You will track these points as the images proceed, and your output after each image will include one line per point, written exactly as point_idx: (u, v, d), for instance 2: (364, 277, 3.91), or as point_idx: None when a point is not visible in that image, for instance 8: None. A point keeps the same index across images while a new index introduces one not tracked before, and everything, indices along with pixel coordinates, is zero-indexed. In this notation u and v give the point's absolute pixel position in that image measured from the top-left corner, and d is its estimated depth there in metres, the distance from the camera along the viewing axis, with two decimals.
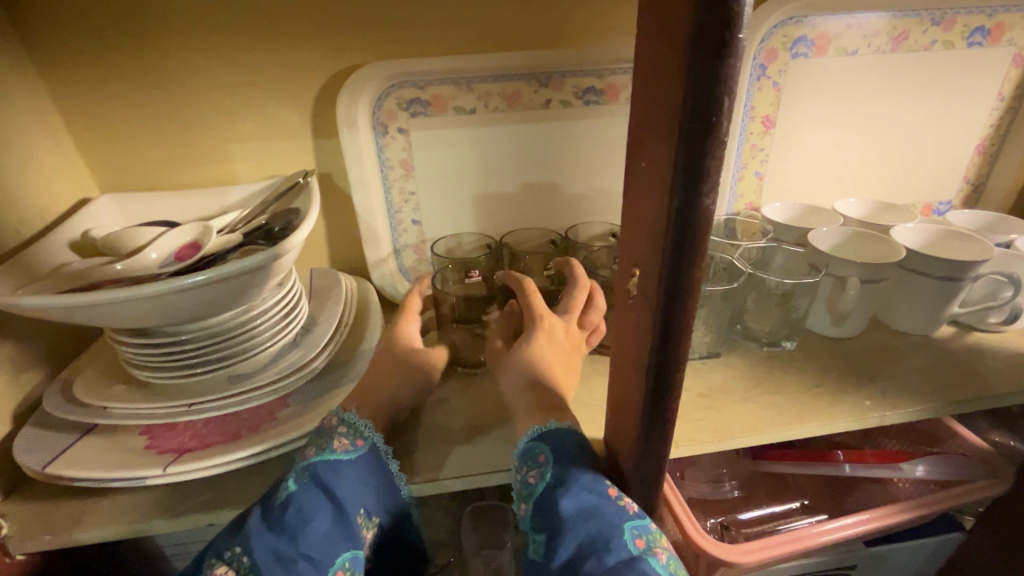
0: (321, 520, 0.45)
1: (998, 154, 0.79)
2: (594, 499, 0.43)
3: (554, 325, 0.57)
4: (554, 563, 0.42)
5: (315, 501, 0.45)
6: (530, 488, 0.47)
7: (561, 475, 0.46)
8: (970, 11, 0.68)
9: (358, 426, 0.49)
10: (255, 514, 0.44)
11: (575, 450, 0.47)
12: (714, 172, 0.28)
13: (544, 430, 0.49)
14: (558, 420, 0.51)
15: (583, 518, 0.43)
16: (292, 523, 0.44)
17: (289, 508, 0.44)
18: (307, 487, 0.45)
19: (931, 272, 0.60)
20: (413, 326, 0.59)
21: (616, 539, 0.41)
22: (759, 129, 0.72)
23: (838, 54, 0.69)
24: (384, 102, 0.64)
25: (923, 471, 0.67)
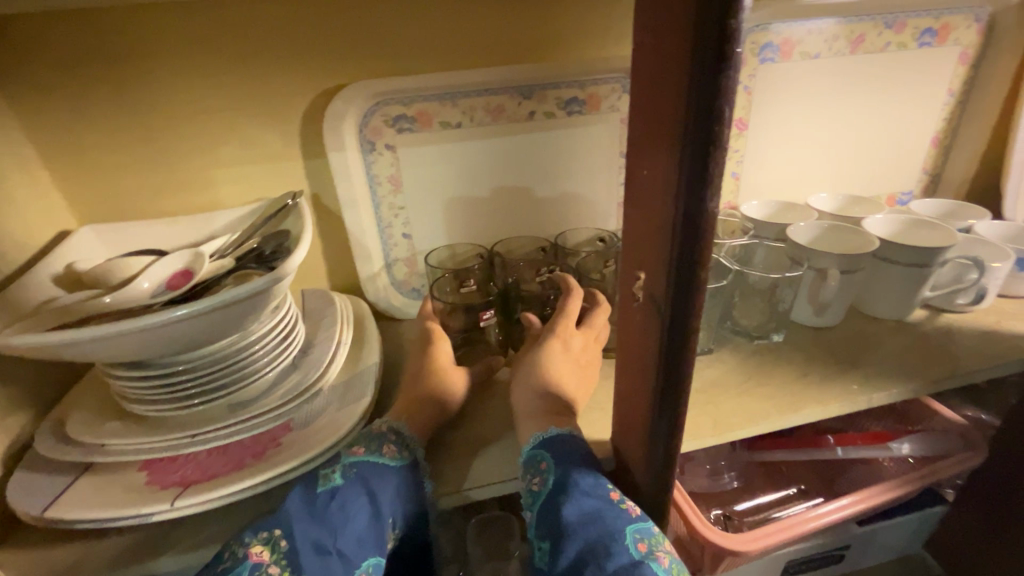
0: (360, 519, 0.45)
1: (951, 145, 0.84)
2: (596, 505, 0.44)
3: (570, 337, 0.60)
4: (557, 569, 0.43)
5: (356, 499, 0.46)
6: (535, 493, 0.48)
7: (563, 480, 0.46)
8: (919, 14, 0.73)
9: (406, 437, 0.52)
10: (297, 501, 0.45)
11: (579, 450, 0.48)
12: (719, 177, 0.29)
13: (547, 437, 0.50)
14: (560, 426, 0.51)
15: (585, 524, 0.43)
16: (333, 516, 0.44)
17: (333, 499, 0.45)
18: (352, 482, 0.46)
19: (900, 260, 0.64)
20: (444, 346, 0.61)
21: (618, 544, 0.42)
22: (734, 131, 0.75)
23: (802, 58, 0.72)
24: (370, 120, 0.64)
25: (908, 448, 0.69)
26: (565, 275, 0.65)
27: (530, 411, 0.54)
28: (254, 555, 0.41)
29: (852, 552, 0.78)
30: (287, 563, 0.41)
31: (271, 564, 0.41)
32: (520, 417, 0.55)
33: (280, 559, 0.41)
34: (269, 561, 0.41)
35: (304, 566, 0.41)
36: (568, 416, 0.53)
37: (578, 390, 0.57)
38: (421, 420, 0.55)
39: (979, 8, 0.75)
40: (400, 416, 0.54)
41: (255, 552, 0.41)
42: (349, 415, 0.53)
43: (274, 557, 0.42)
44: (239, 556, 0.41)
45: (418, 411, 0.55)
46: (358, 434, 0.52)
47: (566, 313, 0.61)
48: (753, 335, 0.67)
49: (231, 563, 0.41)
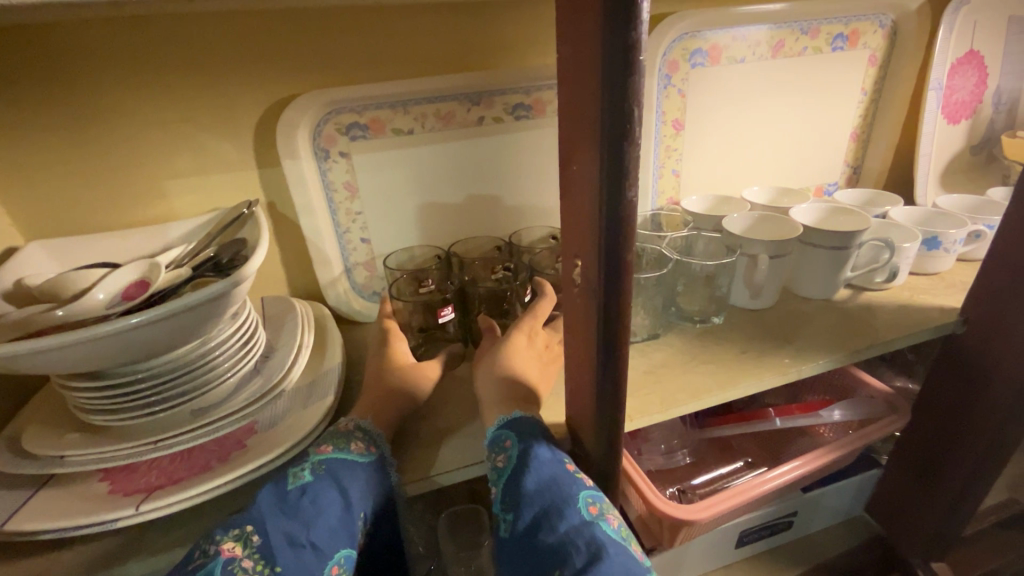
0: (332, 512, 0.47)
1: (868, 139, 0.93)
2: (554, 472, 0.47)
3: (535, 331, 0.64)
4: (517, 534, 0.45)
5: (327, 494, 0.47)
6: (499, 471, 0.50)
7: (525, 454, 0.49)
8: (831, 22, 0.80)
9: (373, 434, 0.54)
10: (267, 498, 0.46)
11: (538, 428, 0.51)
12: (634, 169, 0.33)
13: (510, 418, 0.53)
14: (523, 409, 0.54)
15: (542, 490, 0.46)
16: (304, 509, 0.46)
17: (304, 495, 0.47)
18: (322, 478, 0.48)
19: (825, 244, 0.70)
20: (402, 344, 0.64)
21: (570, 507, 0.45)
22: (672, 131, 0.80)
23: (729, 62, 0.78)
24: (323, 128, 0.66)
25: (839, 414, 0.74)
26: (541, 280, 0.69)
27: (491, 399, 0.57)
28: (226, 551, 0.43)
29: (799, 517, 0.85)
30: (260, 557, 0.43)
31: (244, 559, 0.43)
32: (483, 404, 0.57)
33: (253, 553, 0.43)
34: (242, 556, 0.43)
35: (278, 559, 0.43)
36: (527, 402, 0.56)
37: (542, 379, 0.60)
38: (385, 415, 0.57)
39: (883, 16, 0.83)
40: (364, 412, 0.56)
41: (227, 548, 0.43)
42: (313, 414, 0.55)
43: (247, 552, 0.43)
44: (210, 553, 0.43)
45: (383, 406, 0.57)
46: (325, 432, 0.54)
47: (536, 312, 0.65)
48: (696, 319, 0.72)
49: (203, 560, 0.42)
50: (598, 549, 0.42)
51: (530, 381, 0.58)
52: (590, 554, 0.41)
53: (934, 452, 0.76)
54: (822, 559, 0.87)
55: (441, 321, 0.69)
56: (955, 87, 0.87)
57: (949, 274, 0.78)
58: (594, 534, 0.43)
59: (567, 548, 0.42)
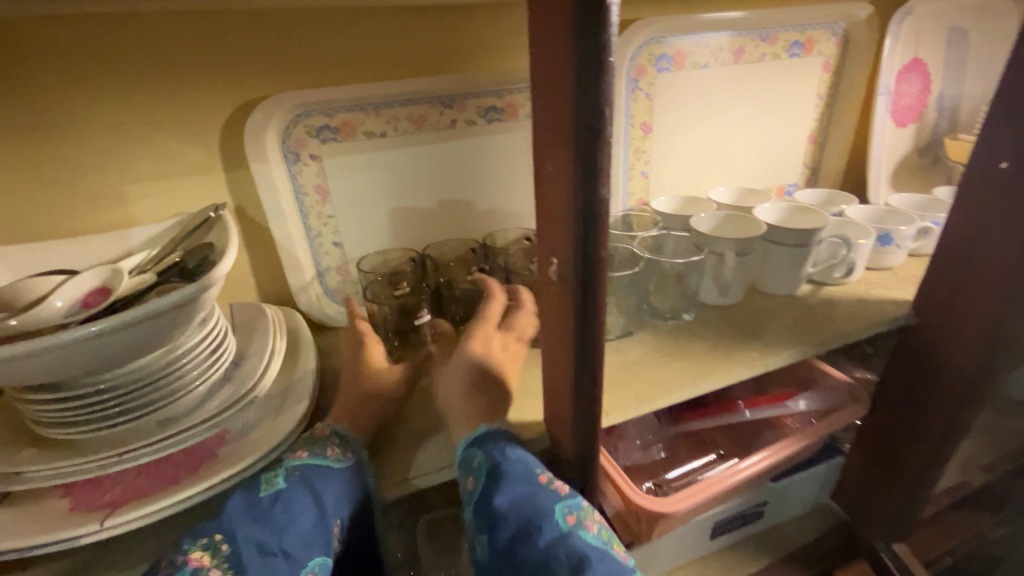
0: (306, 519, 0.46)
1: (825, 142, 0.97)
2: (527, 488, 0.47)
3: (491, 335, 0.63)
4: (496, 553, 0.45)
5: (300, 501, 0.47)
6: (471, 495, 0.50)
7: (495, 473, 0.48)
8: (787, 30, 0.85)
9: (349, 439, 0.53)
10: (238, 504, 0.45)
11: (501, 443, 0.51)
12: (606, 167, 0.34)
13: (477, 436, 0.52)
14: (490, 423, 0.54)
15: (517, 508, 0.46)
16: (277, 517, 0.45)
17: (276, 502, 0.46)
18: (296, 485, 0.47)
19: (786, 241, 0.73)
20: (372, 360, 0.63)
21: (548, 520, 0.45)
22: (640, 134, 0.82)
23: (693, 67, 0.81)
24: (293, 131, 0.65)
25: (803, 404, 0.80)
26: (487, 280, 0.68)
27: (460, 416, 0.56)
28: (194, 560, 0.42)
29: (769, 506, 0.88)
30: (230, 567, 0.42)
31: (213, 569, 0.41)
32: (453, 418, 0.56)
33: (221, 562, 0.42)
34: (211, 566, 0.42)
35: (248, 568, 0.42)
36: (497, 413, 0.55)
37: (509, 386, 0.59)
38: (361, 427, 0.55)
39: (834, 24, 0.87)
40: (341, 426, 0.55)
41: (195, 558, 0.42)
42: (287, 421, 0.54)
43: (216, 562, 0.42)
44: (178, 562, 0.41)
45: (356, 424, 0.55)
46: (303, 438, 0.53)
47: (487, 315, 0.64)
48: (666, 317, 0.74)
49: (170, 570, 0.41)
50: (581, 560, 0.43)
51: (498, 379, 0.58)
52: (573, 565, 0.42)
53: (892, 440, 0.79)
54: (792, 547, 0.90)
55: (417, 323, 0.68)
56: (903, 92, 0.93)
57: (902, 269, 0.82)
58: (575, 545, 0.44)
59: (551, 562, 0.43)
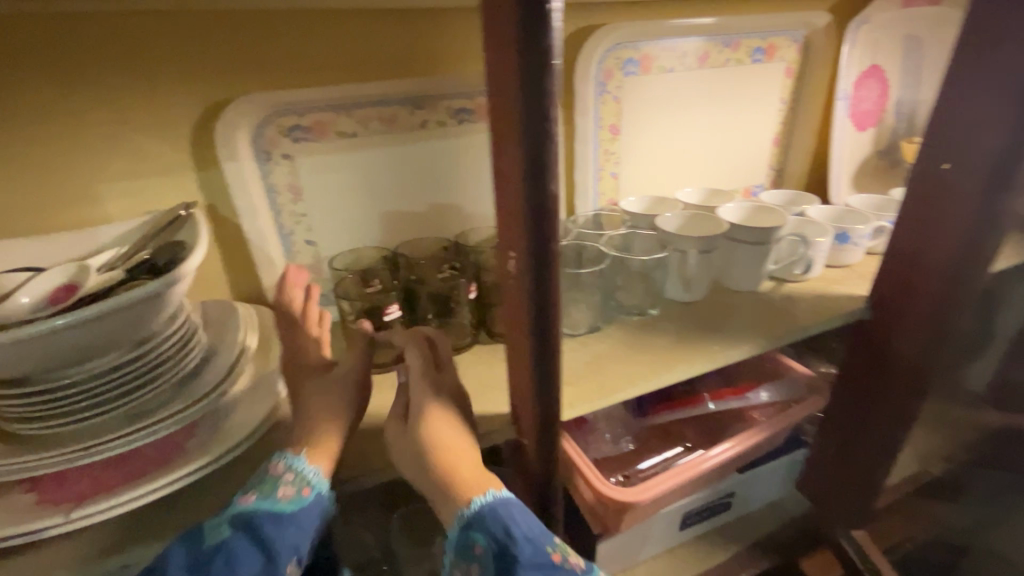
0: (248, 567, 0.48)
1: (789, 144, 1.00)
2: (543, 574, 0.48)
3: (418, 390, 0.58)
4: None
5: (243, 550, 0.48)
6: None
7: (507, 562, 0.48)
8: (750, 36, 0.88)
9: (303, 474, 0.53)
10: (181, 555, 0.47)
11: (503, 524, 0.49)
12: (554, 163, 0.36)
13: (474, 520, 0.49)
14: (482, 493, 0.51)
15: None
16: (217, 569, 0.47)
17: (218, 553, 0.47)
18: (239, 534, 0.48)
19: (747, 239, 0.76)
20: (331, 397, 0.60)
21: None
22: (609, 136, 0.85)
23: (660, 71, 0.84)
24: (265, 130, 0.66)
25: (765, 395, 0.84)
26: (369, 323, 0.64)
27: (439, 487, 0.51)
28: None
29: (736, 497, 0.90)
30: None
31: None
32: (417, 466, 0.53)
33: None
34: None
35: None
36: (477, 479, 0.52)
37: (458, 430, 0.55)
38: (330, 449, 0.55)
39: (796, 31, 0.91)
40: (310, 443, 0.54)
41: None
42: (255, 415, 0.54)
43: None
44: None
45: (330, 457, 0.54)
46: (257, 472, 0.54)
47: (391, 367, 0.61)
48: (633, 313, 0.77)
49: None
50: None
51: (462, 419, 0.56)
52: None
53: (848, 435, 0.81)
54: (757, 538, 0.92)
55: (386, 318, 0.70)
56: (861, 97, 0.97)
57: (860, 266, 0.86)
58: None
59: None
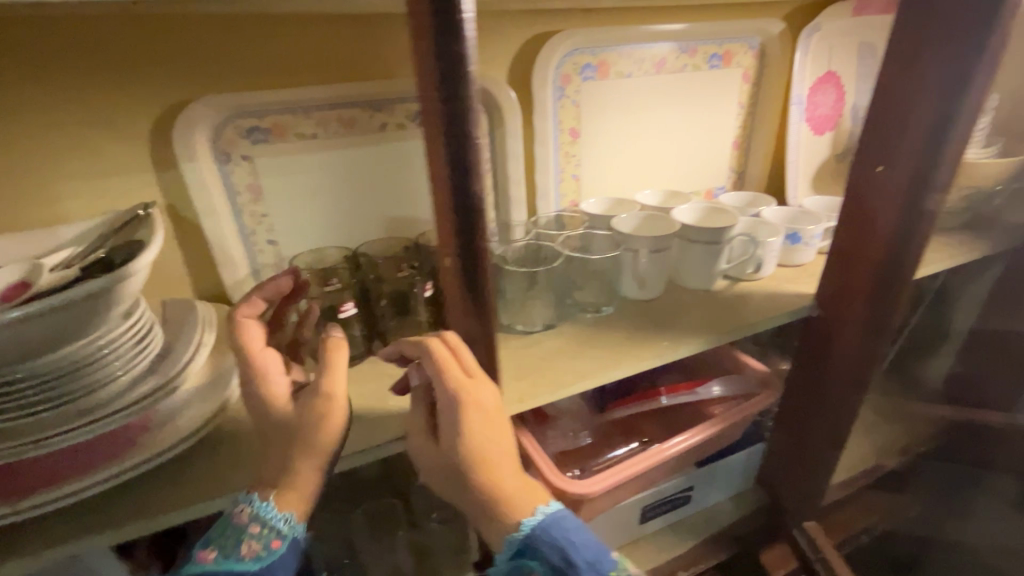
0: None
1: (749, 147, 1.03)
2: None
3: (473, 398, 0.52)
4: None
5: None
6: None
7: None
8: (705, 43, 0.91)
9: (269, 526, 0.50)
10: None
11: (558, 552, 0.50)
12: (476, 162, 0.39)
13: (522, 545, 0.51)
14: (529, 514, 0.51)
15: None
16: None
17: None
18: None
19: (700, 239, 0.78)
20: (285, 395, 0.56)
21: None
22: (569, 139, 0.87)
23: (617, 76, 0.86)
24: (223, 132, 0.67)
25: (717, 389, 0.84)
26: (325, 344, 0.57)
27: (477, 506, 0.52)
28: None
29: (696, 491, 0.92)
30: None
31: None
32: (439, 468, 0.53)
33: None
34: None
35: None
36: (518, 501, 0.51)
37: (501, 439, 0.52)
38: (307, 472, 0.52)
39: (751, 39, 0.94)
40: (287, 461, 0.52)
41: None
42: (204, 410, 0.57)
43: None
44: None
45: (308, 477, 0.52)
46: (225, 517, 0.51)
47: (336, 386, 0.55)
48: (589, 310, 0.79)
49: None
50: None
51: (499, 428, 0.52)
52: None
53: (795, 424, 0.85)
54: (718, 529, 0.94)
55: (343, 316, 0.70)
56: (818, 102, 1.00)
57: (812, 265, 0.89)
58: None
59: None
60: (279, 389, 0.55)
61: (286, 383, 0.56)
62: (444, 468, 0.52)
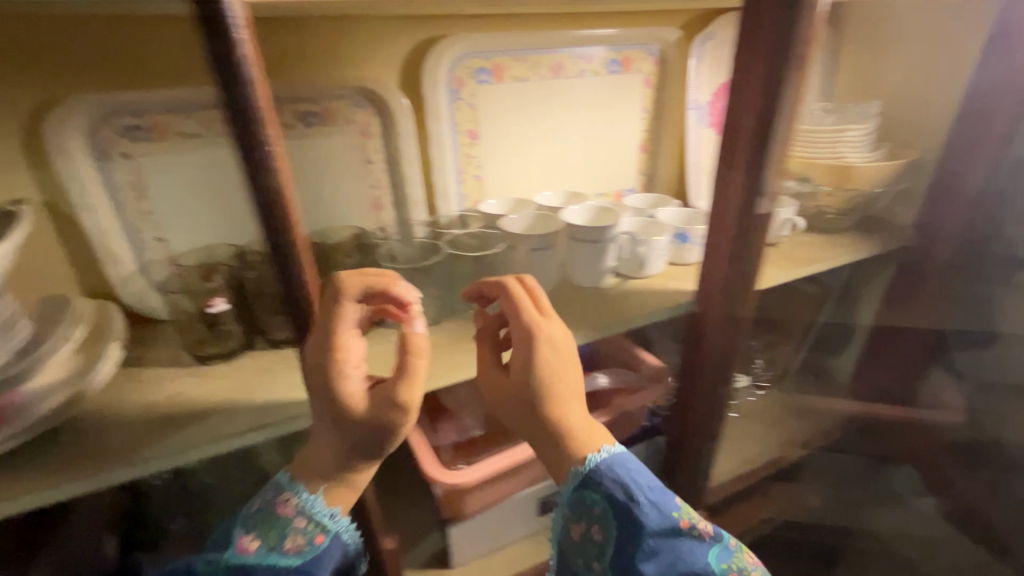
0: None
1: (657, 150, 1.06)
2: (664, 527, 0.57)
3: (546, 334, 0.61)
4: None
5: None
6: (600, 539, 0.59)
7: (624, 515, 0.57)
8: (602, 49, 0.94)
9: (311, 523, 0.55)
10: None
11: (619, 487, 0.57)
12: None
13: (586, 477, 0.58)
14: (596, 452, 0.58)
15: (660, 549, 0.56)
16: None
17: None
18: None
19: (583, 238, 0.81)
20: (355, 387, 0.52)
21: (686, 555, 0.56)
22: (467, 140, 0.89)
23: (512, 80, 0.89)
24: (99, 129, 0.69)
25: (602, 378, 0.92)
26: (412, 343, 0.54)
27: (548, 437, 0.59)
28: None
29: None
30: None
31: None
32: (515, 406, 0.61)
33: None
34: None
35: None
36: (586, 436, 0.59)
37: (570, 376, 0.60)
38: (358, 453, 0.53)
39: (649, 46, 0.98)
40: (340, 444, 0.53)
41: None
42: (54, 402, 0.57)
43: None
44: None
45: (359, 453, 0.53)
46: (268, 509, 0.55)
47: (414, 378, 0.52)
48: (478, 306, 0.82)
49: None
50: None
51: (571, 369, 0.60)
52: None
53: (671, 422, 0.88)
54: None
55: (213, 311, 0.69)
56: (718, 108, 1.04)
57: None
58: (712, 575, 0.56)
59: None
60: (355, 387, 0.52)
61: (364, 384, 0.53)
62: (509, 395, 0.60)
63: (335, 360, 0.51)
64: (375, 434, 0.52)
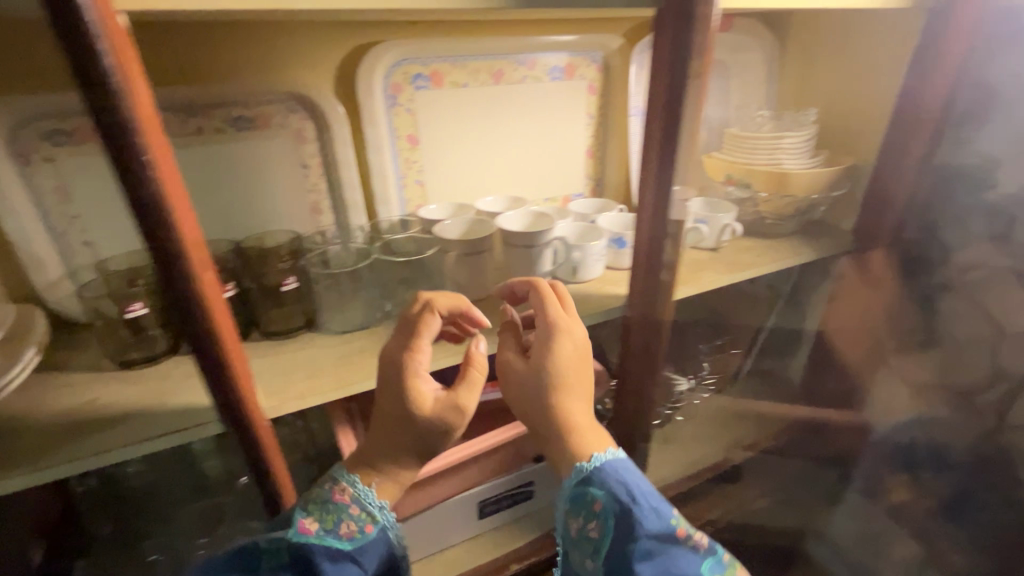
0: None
1: (604, 156, 1.08)
2: (662, 532, 0.53)
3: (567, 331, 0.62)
4: None
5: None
6: (597, 537, 0.56)
7: (622, 516, 0.54)
8: (544, 56, 0.95)
9: (369, 510, 0.56)
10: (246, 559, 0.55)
11: (623, 485, 0.55)
12: None
13: (589, 473, 0.56)
14: (602, 451, 0.57)
15: (653, 554, 0.53)
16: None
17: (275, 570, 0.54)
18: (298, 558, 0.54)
19: (518, 243, 0.82)
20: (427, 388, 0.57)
21: (680, 563, 0.53)
22: (408, 146, 0.90)
23: (452, 86, 0.90)
24: (20, 133, 0.68)
25: None
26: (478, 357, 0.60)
27: (551, 432, 0.58)
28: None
29: (539, 487, 0.95)
30: None
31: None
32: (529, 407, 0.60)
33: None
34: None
35: None
36: (590, 436, 0.58)
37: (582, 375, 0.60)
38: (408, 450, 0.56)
39: (592, 53, 0.99)
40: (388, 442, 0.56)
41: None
42: None
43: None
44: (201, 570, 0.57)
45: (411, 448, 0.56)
46: (326, 495, 0.56)
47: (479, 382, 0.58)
48: None
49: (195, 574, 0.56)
50: None
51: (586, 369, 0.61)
52: None
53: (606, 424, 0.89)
54: None
55: (130, 315, 0.71)
56: None
57: None
58: None
59: None
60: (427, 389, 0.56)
61: (433, 388, 0.57)
62: (524, 387, 0.60)
63: (412, 360, 0.57)
64: (430, 432, 0.55)
